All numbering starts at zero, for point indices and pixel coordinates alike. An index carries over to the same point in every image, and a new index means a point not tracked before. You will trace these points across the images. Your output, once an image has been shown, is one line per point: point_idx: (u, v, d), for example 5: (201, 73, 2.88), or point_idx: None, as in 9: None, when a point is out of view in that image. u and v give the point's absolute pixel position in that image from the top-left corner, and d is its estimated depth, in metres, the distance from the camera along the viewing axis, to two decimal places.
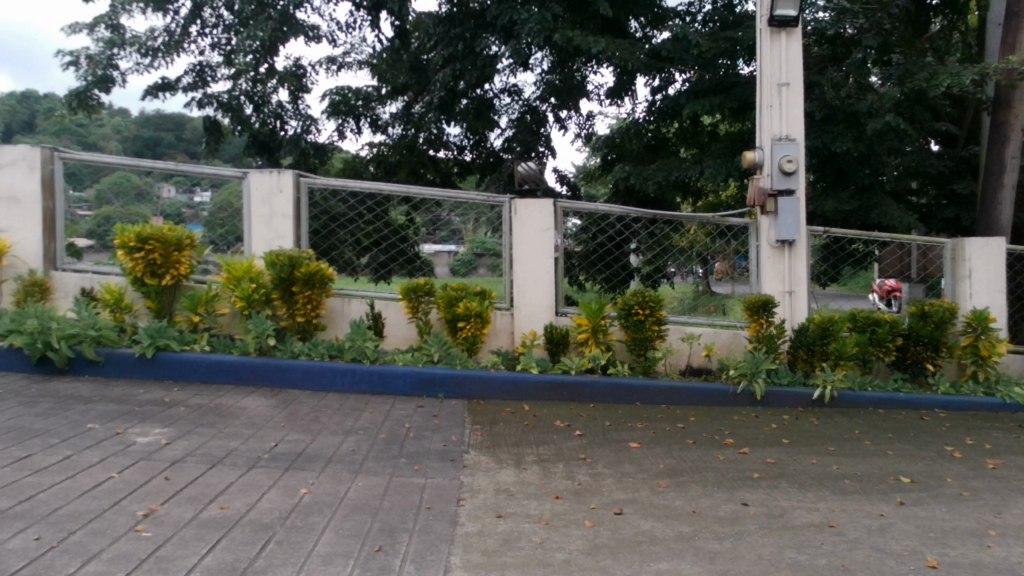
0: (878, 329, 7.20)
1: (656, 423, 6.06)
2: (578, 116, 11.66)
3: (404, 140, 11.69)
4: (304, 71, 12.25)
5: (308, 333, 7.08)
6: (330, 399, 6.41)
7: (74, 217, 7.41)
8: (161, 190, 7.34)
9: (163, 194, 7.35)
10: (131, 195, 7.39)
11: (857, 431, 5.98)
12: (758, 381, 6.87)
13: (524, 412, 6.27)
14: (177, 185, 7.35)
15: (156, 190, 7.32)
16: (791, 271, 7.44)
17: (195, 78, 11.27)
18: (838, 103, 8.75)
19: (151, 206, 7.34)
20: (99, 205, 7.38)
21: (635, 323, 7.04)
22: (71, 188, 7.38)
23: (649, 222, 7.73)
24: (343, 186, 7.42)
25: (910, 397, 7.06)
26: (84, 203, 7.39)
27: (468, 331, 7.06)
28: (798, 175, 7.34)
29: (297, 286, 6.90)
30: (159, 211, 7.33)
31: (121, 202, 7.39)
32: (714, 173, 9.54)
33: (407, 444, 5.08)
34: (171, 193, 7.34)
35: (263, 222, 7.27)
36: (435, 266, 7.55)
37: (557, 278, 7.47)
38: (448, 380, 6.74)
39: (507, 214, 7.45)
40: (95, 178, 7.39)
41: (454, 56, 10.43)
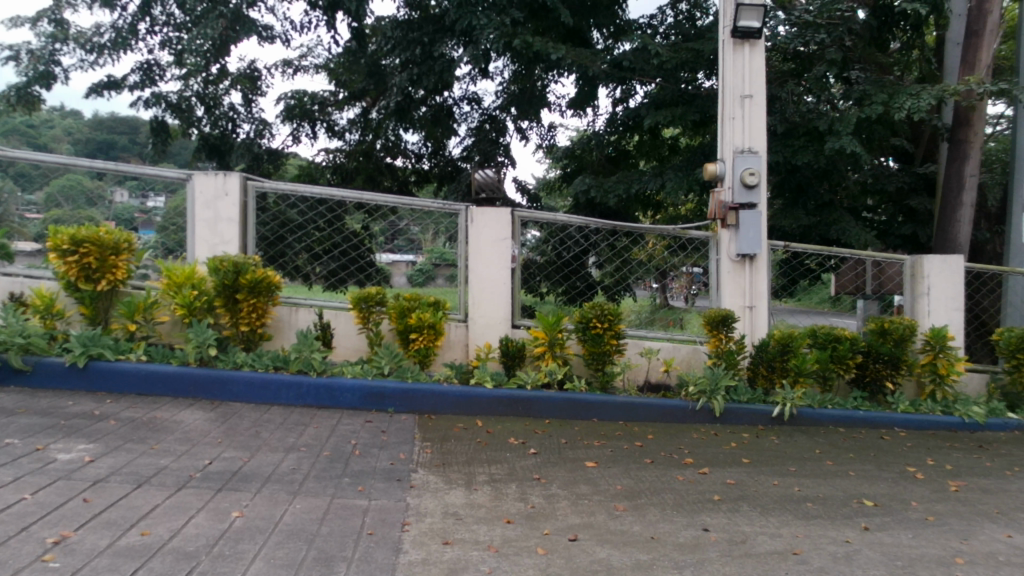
0: (839, 346, 7.09)
1: (613, 440, 5.86)
2: (539, 127, 11.50)
3: (361, 146, 11.42)
4: (258, 73, 11.94)
5: (252, 344, 6.75)
6: (274, 413, 6.11)
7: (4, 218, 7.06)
8: (115, 194, 7.03)
9: (116, 199, 7.03)
10: (82, 199, 7.05)
11: (817, 450, 5.85)
12: (717, 398, 6.72)
13: (477, 429, 6.03)
14: (131, 189, 7.02)
15: (109, 194, 7.01)
16: (752, 285, 7.34)
17: (142, 77, 10.89)
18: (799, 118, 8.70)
19: (103, 209, 7.01)
20: (47, 208, 7.02)
21: (593, 336, 6.85)
22: (20, 190, 7.03)
23: (609, 234, 7.54)
24: (293, 191, 7.14)
25: (870, 415, 6.97)
26: (32, 206, 7.04)
27: (420, 343, 6.81)
28: (759, 188, 7.26)
29: (241, 294, 6.58)
30: (111, 214, 7.01)
31: (71, 205, 7.05)
32: (675, 186, 9.42)
33: (352, 463, 4.82)
34: (124, 197, 7.02)
35: (207, 227, 6.94)
36: (394, 276, 7.28)
37: (513, 289, 7.27)
38: (399, 395, 6.48)
39: (462, 222, 7.21)
40: (45, 180, 7.04)
41: (412, 60, 10.17)
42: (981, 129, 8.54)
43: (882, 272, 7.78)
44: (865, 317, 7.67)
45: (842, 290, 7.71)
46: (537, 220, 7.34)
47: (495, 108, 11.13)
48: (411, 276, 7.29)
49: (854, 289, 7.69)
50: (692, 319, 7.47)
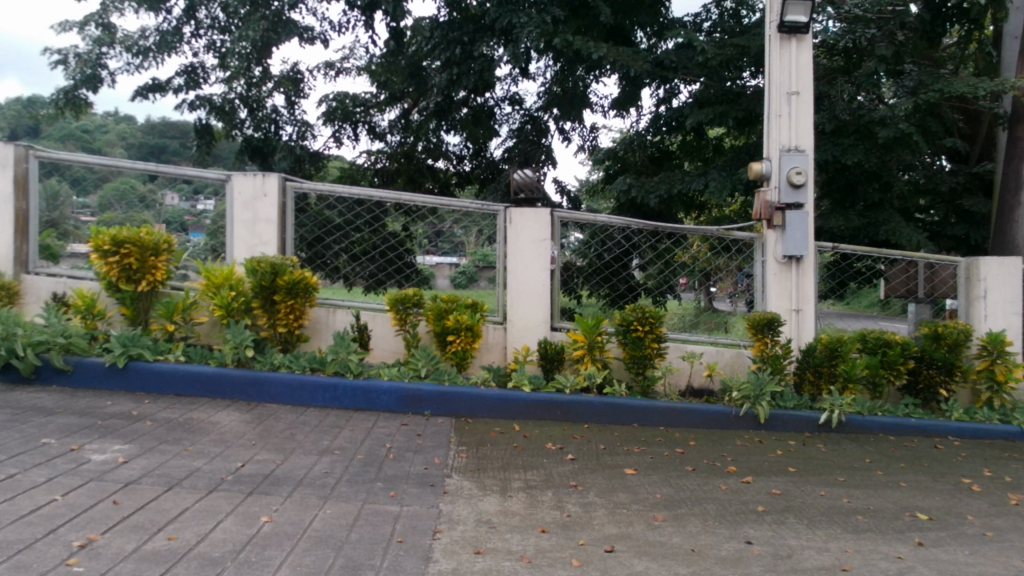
0: (890, 351, 6.84)
1: (654, 446, 5.71)
2: (581, 128, 11.37)
3: (403, 148, 11.38)
4: (302, 75, 12.00)
5: (290, 345, 6.72)
6: (310, 415, 6.07)
7: (50, 220, 7.13)
8: (166, 197, 7.09)
9: (166, 202, 7.09)
10: (135, 201, 7.08)
11: (867, 459, 5.63)
12: (762, 404, 6.53)
13: (514, 433, 5.92)
14: (180, 192, 7.08)
15: (159, 197, 7.07)
16: (799, 287, 7.14)
17: (187, 79, 10.99)
18: (848, 115, 8.45)
19: (153, 212, 7.07)
20: (101, 212, 7.08)
21: (634, 340, 6.69)
22: (76, 194, 7.09)
23: (651, 235, 7.39)
24: (331, 191, 7.10)
25: (922, 423, 6.70)
26: (87, 209, 7.09)
27: (458, 345, 6.72)
28: (805, 188, 7.08)
29: (279, 294, 6.56)
30: (163, 216, 7.08)
31: (123, 208, 7.09)
32: (718, 186, 9.21)
33: (386, 467, 4.74)
34: (174, 200, 7.09)
35: (245, 228, 6.94)
36: (437, 277, 7.20)
37: (552, 291, 7.15)
38: (435, 397, 6.40)
39: (501, 223, 7.12)
40: (99, 185, 7.08)
41: (452, 60, 10.10)
42: None
43: (935, 275, 7.49)
44: (916, 321, 7.49)
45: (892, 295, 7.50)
46: (577, 221, 7.23)
47: (537, 109, 11.04)
48: (450, 277, 7.20)
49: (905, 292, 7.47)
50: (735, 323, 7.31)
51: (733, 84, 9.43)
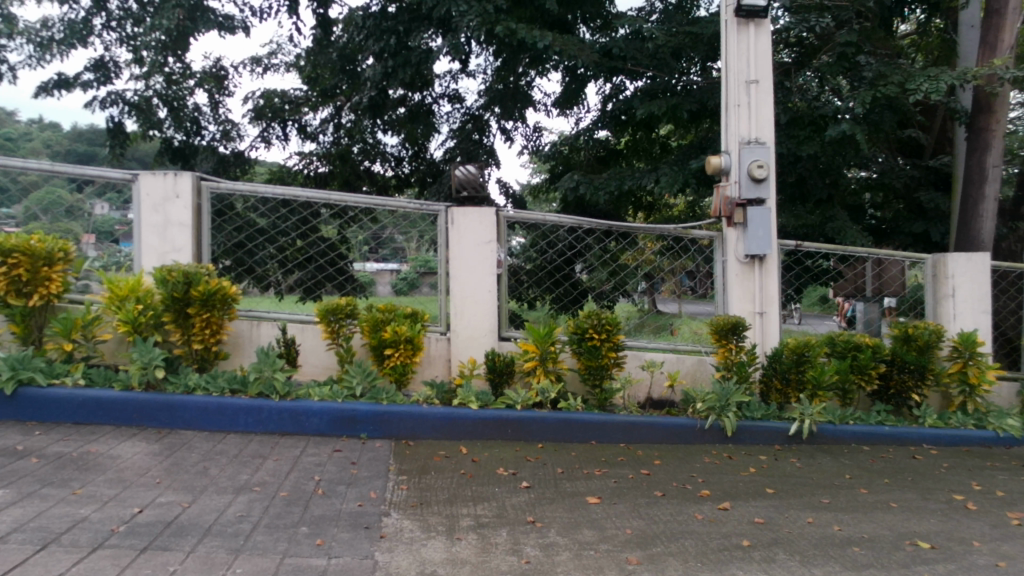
0: (860, 355, 6.42)
1: (616, 468, 5.15)
2: (525, 127, 10.83)
3: (338, 149, 10.64)
4: (227, 71, 11.26)
5: (206, 364, 5.99)
6: (229, 442, 5.36)
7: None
8: (94, 207, 6.24)
9: (95, 211, 6.24)
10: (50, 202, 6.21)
11: (847, 475, 5.17)
12: (729, 416, 6.04)
13: (461, 457, 5.32)
14: (111, 202, 6.26)
15: (88, 207, 6.22)
16: (763, 289, 6.69)
17: (97, 74, 10.12)
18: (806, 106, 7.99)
19: (82, 222, 6.23)
20: (25, 222, 6.18)
21: (590, 349, 6.14)
22: None
23: (602, 235, 6.87)
24: (252, 192, 6.40)
25: (896, 431, 6.30)
26: (10, 219, 6.17)
27: (397, 360, 6.07)
28: (767, 182, 6.63)
29: (193, 307, 5.82)
30: (92, 227, 6.24)
31: (50, 218, 6.22)
32: (669, 181, 8.75)
33: (313, 506, 4.10)
34: (104, 210, 6.25)
35: (155, 233, 6.19)
36: (377, 285, 6.61)
37: (499, 297, 6.57)
38: (372, 418, 5.76)
39: (442, 224, 6.53)
40: (22, 192, 6.17)
41: (386, 52, 9.41)
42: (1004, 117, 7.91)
43: (882, 274, 7.11)
44: (866, 321, 7.09)
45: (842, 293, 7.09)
46: (524, 222, 6.67)
47: (478, 107, 10.50)
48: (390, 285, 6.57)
49: (850, 288, 7.09)
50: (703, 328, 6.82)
51: (677, 82, 8.94)
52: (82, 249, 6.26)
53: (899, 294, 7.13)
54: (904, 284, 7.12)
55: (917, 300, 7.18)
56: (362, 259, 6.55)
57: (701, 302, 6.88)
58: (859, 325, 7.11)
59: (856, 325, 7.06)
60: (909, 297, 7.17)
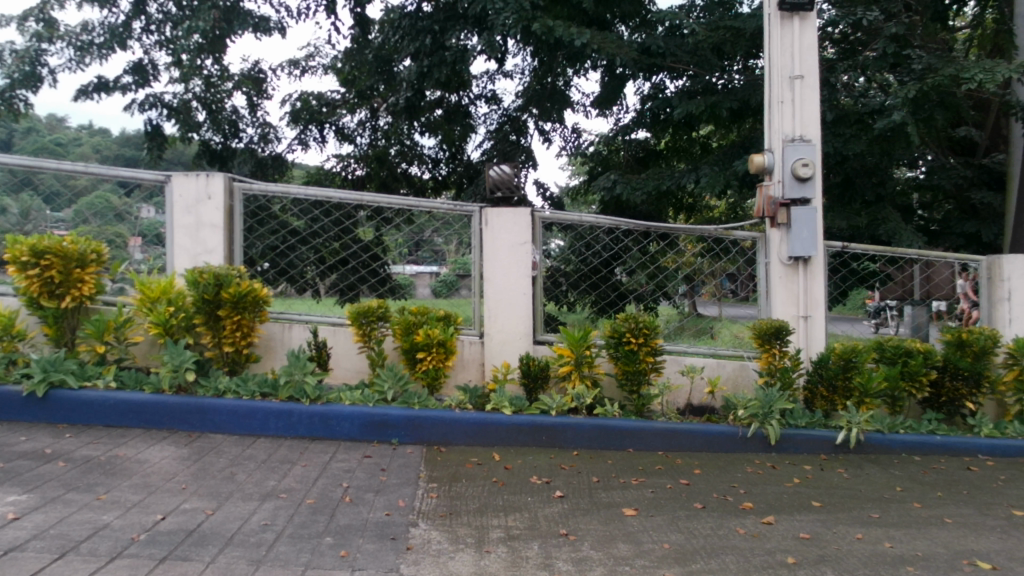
0: (911, 361, 6.13)
1: (654, 477, 4.96)
2: (564, 128, 10.67)
3: (374, 150, 10.52)
4: (265, 74, 11.26)
5: (237, 367, 5.92)
6: (259, 447, 5.28)
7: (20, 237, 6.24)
8: (141, 210, 6.24)
9: (142, 215, 6.24)
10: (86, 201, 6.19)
11: (898, 487, 4.92)
12: (772, 423, 5.81)
13: (494, 464, 5.18)
14: (159, 206, 6.24)
15: (134, 211, 6.22)
16: (807, 292, 6.45)
17: (136, 77, 10.16)
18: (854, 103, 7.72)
19: (129, 224, 6.23)
20: (75, 226, 6.21)
21: (627, 354, 5.97)
22: (48, 207, 6.20)
23: (641, 235, 6.66)
24: (284, 193, 6.32)
25: (949, 441, 6.01)
26: (60, 223, 6.20)
27: (428, 363, 5.94)
28: (813, 181, 6.40)
29: (224, 309, 5.75)
30: (139, 229, 6.25)
31: (98, 222, 6.22)
32: (709, 182, 8.52)
33: (339, 515, 3.99)
34: (151, 213, 6.25)
35: (188, 234, 6.15)
36: (416, 287, 6.49)
37: (534, 299, 6.41)
38: (403, 424, 5.64)
39: (476, 225, 6.36)
40: (72, 196, 6.19)
41: (422, 51, 9.32)
42: None
43: (930, 277, 6.88)
44: (914, 326, 6.93)
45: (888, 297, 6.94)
46: (561, 222, 6.50)
47: (515, 108, 10.37)
48: (426, 286, 6.46)
49: (897, 292, 6.95)
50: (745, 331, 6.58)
51: (718, 80, 8.76)
52: (129, 252, 6.26)
53: (949, 297, 6.88)
54: (954, 287, 6.88)
55: (971, 302, 6.85)
56: (401, 262, 6.44)
57: (743, 305, 6.61)
58: (907, 329, 6.96)
59: (903, 329, 6.92)
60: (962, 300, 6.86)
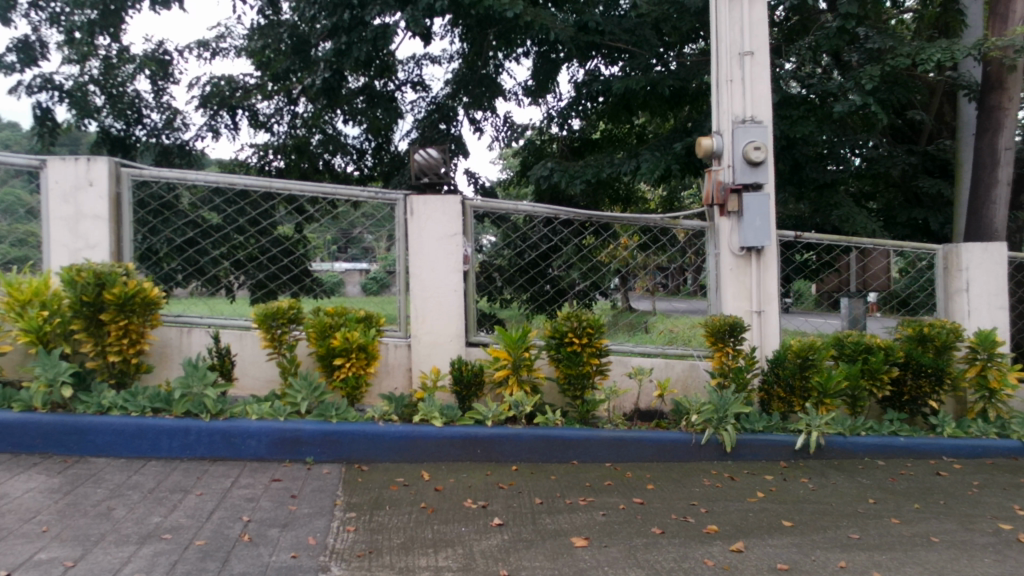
0: (871, 358, 5.73)
1: (604, 496, 4.40)
2: (495, 117, 10.06)
3: (294, 139, 9.75)
4: (171, 56, 10.32)
5: (125, 380, 5.17)
6: (148, 473, 4.54)
7: None
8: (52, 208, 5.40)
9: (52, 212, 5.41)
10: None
11: (872, 499, 4.47)
12: (727, 429, 5.32)
13: (423, 485, 4.55)
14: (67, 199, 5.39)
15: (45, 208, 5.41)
16: (760, 285, 5.99)
17: (21, 56, 9.11)
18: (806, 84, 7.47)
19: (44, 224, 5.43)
20: None
21: (568, 356, 5.42)
22: None
23: (580, 226, 6.12)
24: (181, 180, 5.59)
25: (913, 443, 5.62)
26: None
27: (348, 371, 5.28)
28: (765, 165, 5.95)
29: (107, 313, 4.98)
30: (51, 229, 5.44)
31: (9, 220, 5.42)
32: (648, 167, 7.90)
33: (235, 560, 3.33)
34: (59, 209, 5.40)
35: (66, 226, 5.35)
36: (346, 286, 5.77)
37: (466, 297, 5.80)
38: (319, 439, 4.95)
39: (400, 216, 5.71)
40: None
41: (340, 26, 8.52)
42: (1017, 94, 7.34)
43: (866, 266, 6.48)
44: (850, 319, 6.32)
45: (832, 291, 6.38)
46: (494, 214, 5.96)
47: (444, 95, 9.72)
48: (354, 285, 5.76)
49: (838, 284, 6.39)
50: (683, 325, 6.10)
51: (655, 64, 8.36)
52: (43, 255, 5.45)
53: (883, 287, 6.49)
54: (889, 279, 6.48)
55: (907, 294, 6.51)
56: (329, 259, 5.76)
57: (690, 301, 6.19)
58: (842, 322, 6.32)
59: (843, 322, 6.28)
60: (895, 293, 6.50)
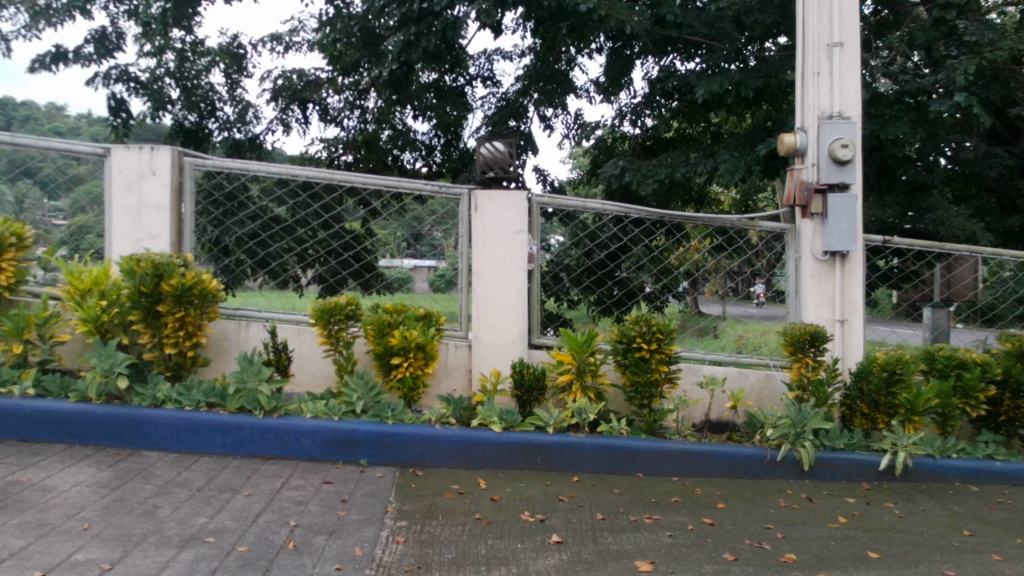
0: (965, 374, 5.30)
1: (671, 514, 4.12)
2: (566, 114, 9.80)
3: (364, 135, 9.72)
4: (244, 50, 10.31)
5: (181, 373, 5.07)
6: (199, 469, 4.43)
7: (47, 227, 5.44)
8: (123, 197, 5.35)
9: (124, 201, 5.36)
10: (16, 170, 5.38)
11: (968, 531, 4.08)
12: (806, 445, 4.96)
13: (479, 493, 4.34)
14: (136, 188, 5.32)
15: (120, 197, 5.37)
16: (844, 292, 5.61)
17: (98, 47, 9.19)
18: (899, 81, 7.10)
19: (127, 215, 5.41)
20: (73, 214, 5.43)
21: (636, 362, 5.15)
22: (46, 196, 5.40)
23: (651, 226, 5.86)
24: (243, 170, 5.49)
25: (1011, 468, 5.17)
26: (59, 214, 5.41)
27: (405, 371, 5.10)
28: (853, 165, 5.55)
29: (164, 304, 4.90)
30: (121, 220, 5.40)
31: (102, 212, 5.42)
32: (727, 168, 7.52)
33: (276, 570, 3.17)
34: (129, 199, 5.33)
35: (128, 216, 5.30)
36: (413, 282, 5.55)
37: (530, 297, 5.57)
38: (373, 441, 4.78)
39: (465, 211, 5.52)
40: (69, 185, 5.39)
41: (409, 18, 8.36)
42: None
43: (951, 269, 6.05)
44: (933, 328, 5.95)
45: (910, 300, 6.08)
46: (562, 211, 5.68)
47: (514, 91, 9.49)
48: (422, 282, 5.56)
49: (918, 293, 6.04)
50: (753, 333, 5.68)
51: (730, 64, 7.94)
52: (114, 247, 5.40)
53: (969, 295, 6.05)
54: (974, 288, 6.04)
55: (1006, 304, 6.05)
56: (397, 255, 5.55)
57: (767, 307, 5.76)
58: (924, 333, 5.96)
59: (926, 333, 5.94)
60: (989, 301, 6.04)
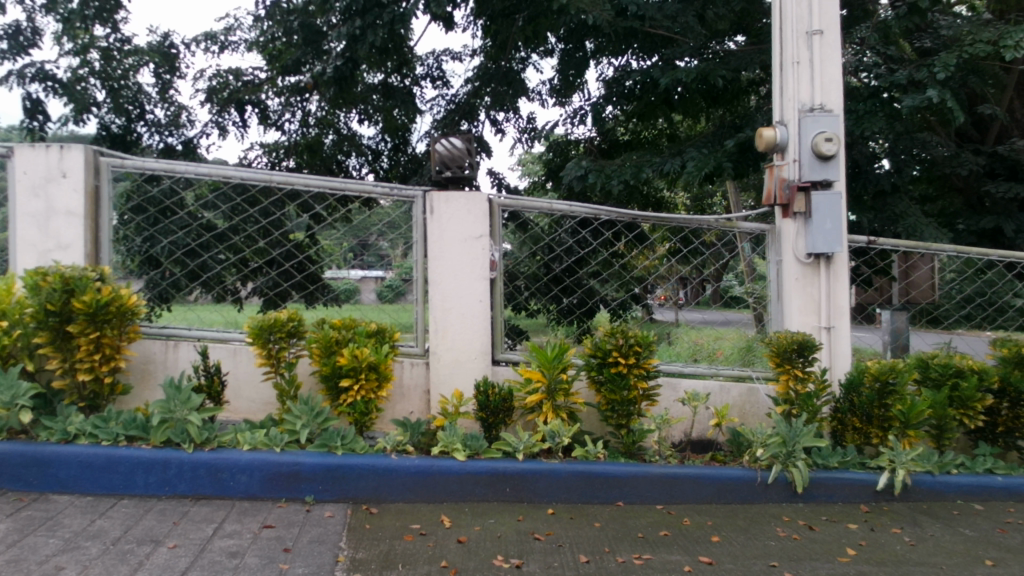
0: (962, 383, 4.93)
1: (663, 553, 3.65)
2: (519, 118, 9.35)
3: (306, 139, 9.09)
4: (176, 49, 9.62)
5: (99, 403, 4.46)
6: (116, 515, 3.81)
7: None
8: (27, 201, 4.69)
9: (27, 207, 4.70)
10: None
11: (991, 562, 3.68)
12: (799, 465, 4.53)
13: (443, 534, 3.82)
14: (43, 192, 4.66)
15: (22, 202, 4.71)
16: (830, 297, 5.21)
17: (12, 43, 8.43)
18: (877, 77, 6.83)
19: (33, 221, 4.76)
20: None
21: (612, 378, 4.67)
22: None
23: (622, 229, 5.42)
24: (169, 172, 4.87)
25: (1014, 484, 4.81)
26: None
27: (355, 395, 4.54)
28: (838, 160, 5.14)
29: (76, 325, 4.27)
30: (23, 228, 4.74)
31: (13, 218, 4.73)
32: (696, 164, 7.14)
33: None
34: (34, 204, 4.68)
35: (34, 223, 4.66)
36: (358, 296, 5.00)
37: (493, 308, 5.06)
38: (320, 475, 4.21)
39: (419, 215, 4.99)
40: None
41: (354, 9, 7.79)
42: None
43: (907, 275, 5.79)
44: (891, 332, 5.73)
45: (866, 304, 5.96)
46: (525, 212, 5.17)
47: (464, 93, 8.94)
48: (370, 294, 5.01)
49: (876, 299, 5.87)
50: (705, 337, 5.32)
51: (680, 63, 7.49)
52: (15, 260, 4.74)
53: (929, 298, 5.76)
54: (932, 288, 5.74)
55: (995, 304, 5.78)
56: (344, 266, 5.03)
57: (718, 312, 5.32)
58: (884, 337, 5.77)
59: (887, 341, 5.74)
60: (978, 302, 5.76)
